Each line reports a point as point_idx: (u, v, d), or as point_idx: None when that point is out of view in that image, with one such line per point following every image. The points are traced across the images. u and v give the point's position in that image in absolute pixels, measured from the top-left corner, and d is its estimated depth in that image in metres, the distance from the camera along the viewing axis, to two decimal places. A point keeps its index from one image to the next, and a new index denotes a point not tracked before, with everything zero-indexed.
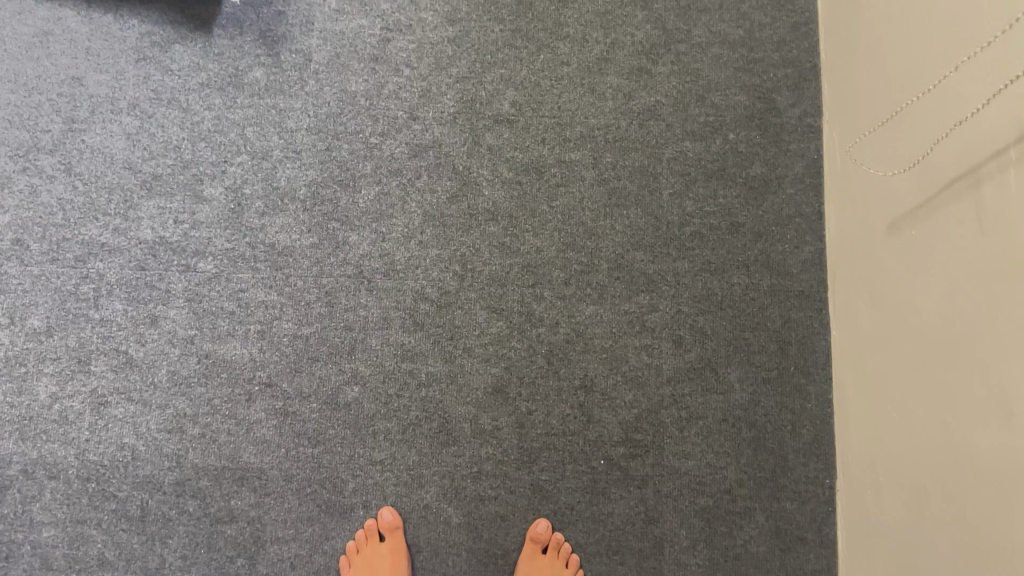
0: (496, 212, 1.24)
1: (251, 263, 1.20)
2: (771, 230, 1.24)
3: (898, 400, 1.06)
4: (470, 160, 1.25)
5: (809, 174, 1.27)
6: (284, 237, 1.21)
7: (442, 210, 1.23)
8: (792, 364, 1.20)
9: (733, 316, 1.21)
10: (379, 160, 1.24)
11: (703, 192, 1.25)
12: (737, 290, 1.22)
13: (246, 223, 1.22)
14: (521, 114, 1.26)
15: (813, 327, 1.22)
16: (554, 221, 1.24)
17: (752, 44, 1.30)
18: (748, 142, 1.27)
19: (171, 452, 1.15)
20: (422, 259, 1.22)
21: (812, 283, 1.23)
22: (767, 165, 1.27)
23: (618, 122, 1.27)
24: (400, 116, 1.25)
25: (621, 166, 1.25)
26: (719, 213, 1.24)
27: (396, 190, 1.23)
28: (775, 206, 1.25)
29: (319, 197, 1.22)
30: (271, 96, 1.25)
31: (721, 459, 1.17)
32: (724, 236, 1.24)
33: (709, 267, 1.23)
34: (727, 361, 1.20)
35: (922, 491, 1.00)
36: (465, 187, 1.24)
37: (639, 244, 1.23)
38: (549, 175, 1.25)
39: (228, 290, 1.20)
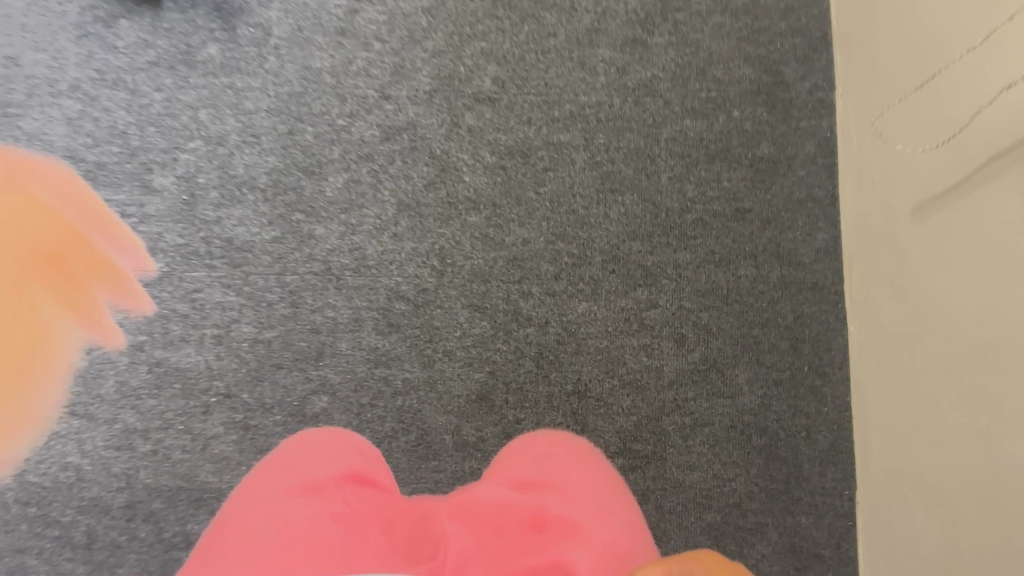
0: (478, 200, 1.12)
1: (207, 261, 1.09)
2: (781, 216, 1.13)
3: (930, 407, 0.94)
4: (449, 143, 1.13)
5: (821, 154, 1.16)
6: (243, 231, 1.09)
7: (418, 198, 1.11)
8: (806, 363, 1.10)
9: (740, 312, 1.10)
10: (347, 144, 1.12)
11: (705, 176, 1.13)
12: (744, 283, 1.11)
13: (200, 216, 1.10)
14: (505, 92, 1.14)
15: (828, 322, 1.11)
16: (541, 209, 1.12)
17: (757, 12, 1.19)
18: (755, 118, 1.16)
19: (120, 472, 1.03)
20: (396, 253, 1.10)
21: (826, 274, 1.12)
22: (775, 145, 1.15)
23: (611, 99, 1.15)
24: (370, 95, 1.13)
25: (615, 148, 1.14)
26: (724, 197, 1.13)
27: (367, 178, 1.11)
28: (784, 189, 1.14)
29: (281, 185, 1.11)
30: (227, 75, 1.13)
31: (729, 470, 1.06)
32: (729, 224, 1.12)
33: (713, 258, 1.11)
34: (734, 362, 1.09)
35: (958, 508, 0.89)
36: (443, 173, 1.12)
37: (636, 234, 1.12)
38: (536, 159, 1.13)
39: (181, 290, 1.08)
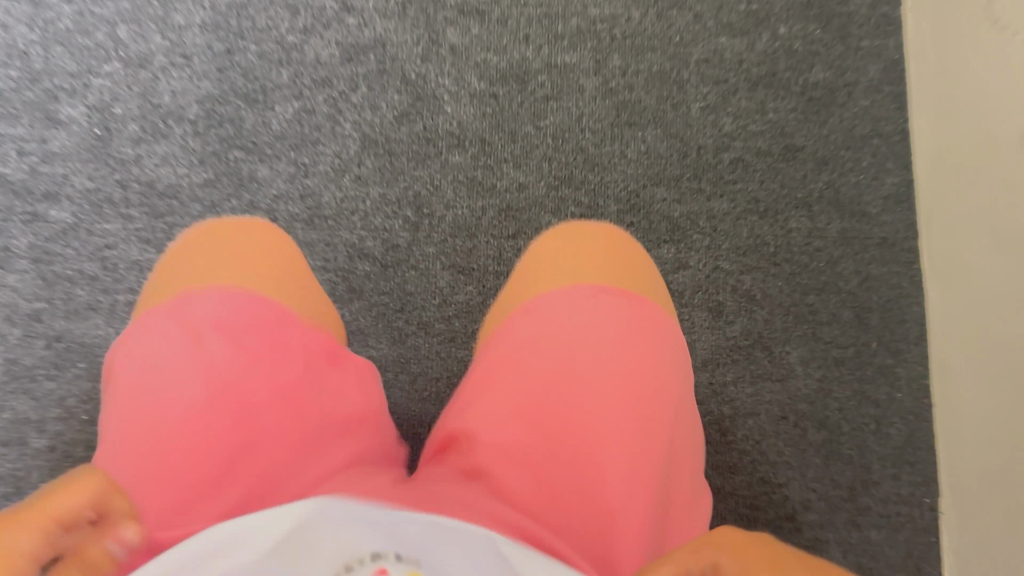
0: (463, 135, 0.90)
1: (122, 210, 0.87)
2: (841, 155, 0.90)
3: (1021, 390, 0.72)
4: (426, 66, 0.91)
5: (888, 80, 0.91)
6: (167, 172, 0.88)
7: (388, 132, 0.89)
8: (874, 339, 0.87)
9: (791, 274, 0.87)
10: (299, 66, 0.90)
11: (745, 105, 0.91)
12: (796, 238, 0.88)
13: (115, 155, 0.88)
14: (495, 4, 0.92)
15: (902, 288, 0.88)
16: (542, 147, 0.90)
17: None
18: (805, 36, 0.92)
19: (5, 474, 0.81)
20: (360, 199, 0.88)
21: (897, 229, 0.89)
22: (832, 70, 0.92)
23: (629, 13, 0.92)
24: (329, 8, 0.91)
25: (633, 71, 0.91)
26: (770, 131, 0.90)
27: (323, 108, 0.89)
28: (844, 122, 0.91)
29: (215, 116, 0.89)
30: None
31: (781, 473, 0.84)
32: (775, 165, 0.89)
33: (756, 208, 0.89)
34: (783, 338, 0.86)
35: None
36: (419, 102, 0.90)
37: (660, 177, 0.89)
38: (534, 86, 0.91)
39: (90, 246, 0.86)
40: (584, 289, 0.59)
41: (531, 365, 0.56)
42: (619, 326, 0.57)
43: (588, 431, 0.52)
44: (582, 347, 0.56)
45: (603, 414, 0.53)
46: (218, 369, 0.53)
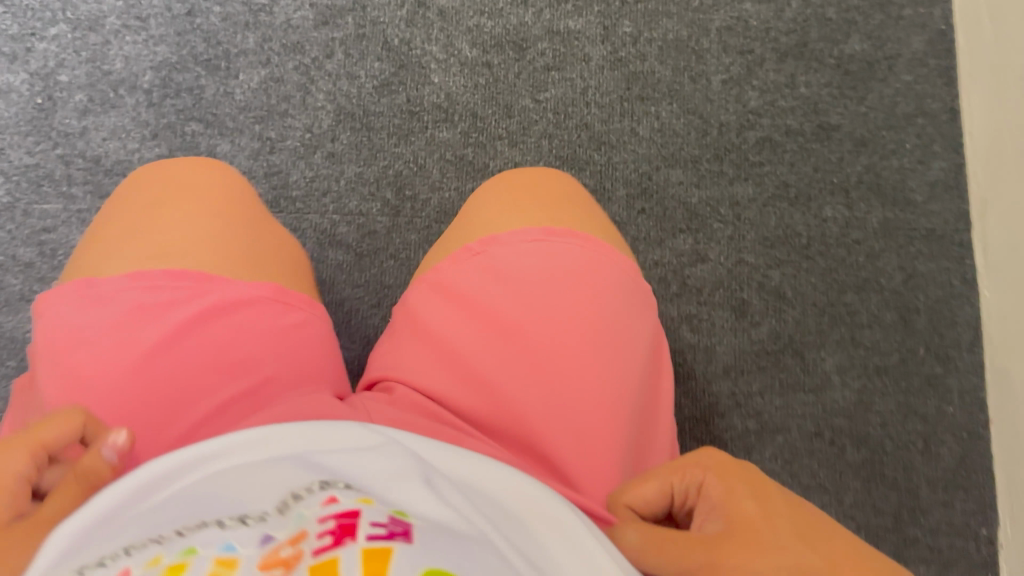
0: (451, 109, 0.79)
1: (64, 188, 0.77)
2: (881, 136, 0.79)
3: None
4: (411, 30, 0.80)
5: (934, 53, 0.81)
6: (115, 146, 0.77)
7: (367, 105, 0.79)
8: (921, 344, 0.75)
9: (825, 270, 0.76)
10: (267, 30, 0.80)
11: (773, 79, 0.80)
12: (831, 229, 0.77)
13: (58, 128, 0.78)
14: None
15: (952, 288, 0.76)
16: (542, 123, 0.79)
17: None
18: (841, 3, 0.82)
19: None
20: (333, 179, 0.77)
21: (945, 220, 0.77)
22: (871, 41, 0.81)
23: None
24: None
25: (646, 39, 0.80)
26: (801, 108, 0.79)
27: (294, 76, 0.79)
28: (885, 99, 0.80)
29: (172, 85, 0.78)
30: None
31: (814, 498, 0.72)
32: (808, 146, 0.79)
33: (786, 194, 0.78)
34: (817, 342, 0.75)
35: None
36: (402, 71, 0.80)
37: (676, 158, 0.79)
38: (534, 54, 0.80)
39: (27, 229, 0.76)
40: (534, 228, 0.53)
41: (487, 304, 0.50)
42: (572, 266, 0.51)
43: (543, 371, 0.47)
44: (541, 286, 0.50)
45: (569, 350, 0.48)
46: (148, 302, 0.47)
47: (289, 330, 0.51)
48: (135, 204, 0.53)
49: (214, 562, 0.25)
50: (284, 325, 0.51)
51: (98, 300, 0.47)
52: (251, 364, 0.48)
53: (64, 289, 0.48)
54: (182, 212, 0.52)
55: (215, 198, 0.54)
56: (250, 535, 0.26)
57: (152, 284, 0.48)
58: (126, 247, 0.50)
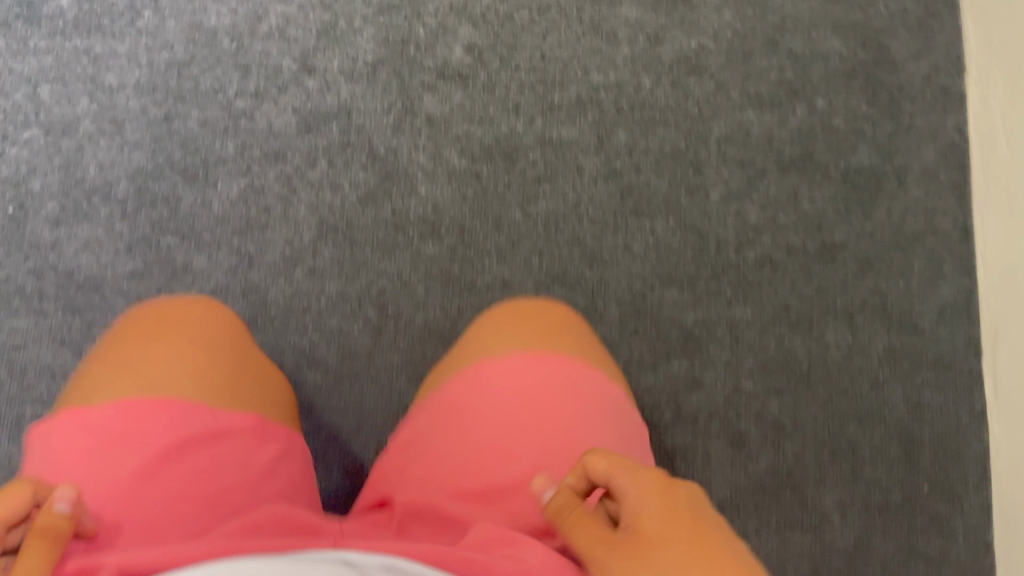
0: (438, 222, 0.76)
1: (34, 303, 0.74)
2: (888, 255, 0.75)
3: None
4: (397, 138, 0.77)
5: (945, 165, 0.77)
6: (87, 259, 0.74)
7: (350, 217, 0.76)
8: (926, 480, 0.71)
9: (827, 399, 0.72)
10: (247, 136, 0.77)
11: (774, 193, 0.76)
12: (834, 355, 0.73)
13: (30, 239, 0.75)
14: (483, 67, 0.78)
15: (960, 420, 0.73)
16: (532, 238, 0.76)
17: None
18: (848, 111, 0.78)
19: None
20: (313, 296, 0.74)
21: (955, 346, 0.74)
22: (879, 151, 0.77)
23: (638, 80, 0.78)
24: (286, 67, 0.78)
25: (642, 150, 0.77)
26: (804, 224, 0.76)
27: (275, 186, 0.76)
28: (893, 215, 0.76)
29: (148, 195, 0.76)
30: (82, 36, 0.79)
31: None
32: (810, 265, 0.75)
33: (787, 316, 0.74)
34: (817, 478, 0.71)
35: None
36: (388, 181, 0.77)
37: (671, 276, 0.75)
38: (524, 164, 0.77)
39: None
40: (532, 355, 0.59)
41: (495, 418, 0.56)
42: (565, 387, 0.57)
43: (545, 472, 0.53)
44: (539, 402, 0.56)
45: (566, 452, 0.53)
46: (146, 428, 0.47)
47: (261, 469, 0.51)
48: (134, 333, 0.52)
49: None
50: (257, 462, 0.51)
51: (89, 428, 0.46)
52: (229, 500, 0.49)
53: (58, 418, 0.47)
54: (169, 348, 0.51)
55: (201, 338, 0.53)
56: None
57: (140, 412, 0.48)
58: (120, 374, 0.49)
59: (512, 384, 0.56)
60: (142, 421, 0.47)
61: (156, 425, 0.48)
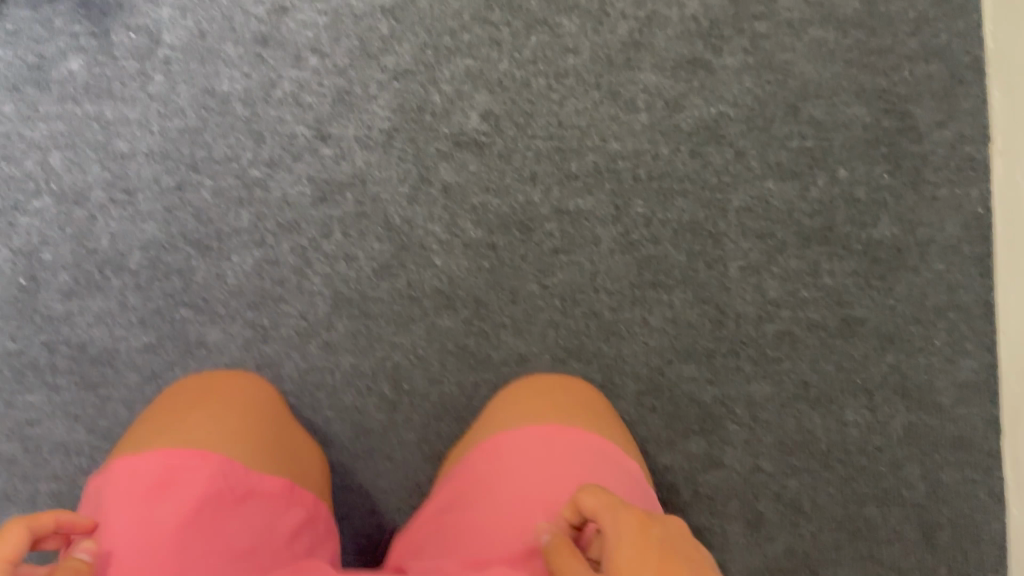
0: (453, 295, 0.75)
1: (47, 378, 0.73)
2: (909, 331, 0.74)
3: None
4: (413, 208, 0.76)
5: (968, 238, 0.76)
6: (100, 333, 0.74)
7: (365, 290, 0.75)
8: (943, 562, 0.72)
9: (844, 479, 0.72)
10: (262, 206, 0.76)
11: (795, 266, 0.75)
12: (852, 434, 0.73)
13: (42, 311, 0.74)
14: (500, 134, 0.78)
15: (978, 501, 0.72)
16: (548, 311, 0.75)
17: (874, 23, 0.79)
18: (871, 181, 0.77)
19: None
20: (328, 371, 0.74)
21: (975, 426, 0.73)
22: (901, 223, 0.76)
23: (657, 148, 0.77)
24: (301, 134, 0.77)
25: (660, 221, 0.76)
26: (824, 299, 0.75)
27: (290, 257, 0.75)
28: (915, 289, 0.75)
29: (161, 267, 0.75)
30: (92, 101, 0.78)
31: None
32: (830, 341, 0.74)
33: (806, 394, 0.73)
34: (834, 559, 0.72)
35: None
36: (403, 252, 0.76)
37: (688, 352, 0.74)
38: (541, 235, 0.76)
39: (10, 422, 0.73)
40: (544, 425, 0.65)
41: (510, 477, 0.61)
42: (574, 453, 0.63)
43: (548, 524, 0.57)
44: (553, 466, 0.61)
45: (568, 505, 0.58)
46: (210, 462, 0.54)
47: (288, 533, 0.58)
48: (189, 404, 0.60)
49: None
50: (290, 524, 0.58)
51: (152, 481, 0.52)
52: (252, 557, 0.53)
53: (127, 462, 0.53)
54: (211, 409, 0.60)
55: (252, 406, 0.63)
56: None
57: (190, 465, 0.53)
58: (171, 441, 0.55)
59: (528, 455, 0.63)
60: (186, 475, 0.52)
61: (196, 478, 0.53)
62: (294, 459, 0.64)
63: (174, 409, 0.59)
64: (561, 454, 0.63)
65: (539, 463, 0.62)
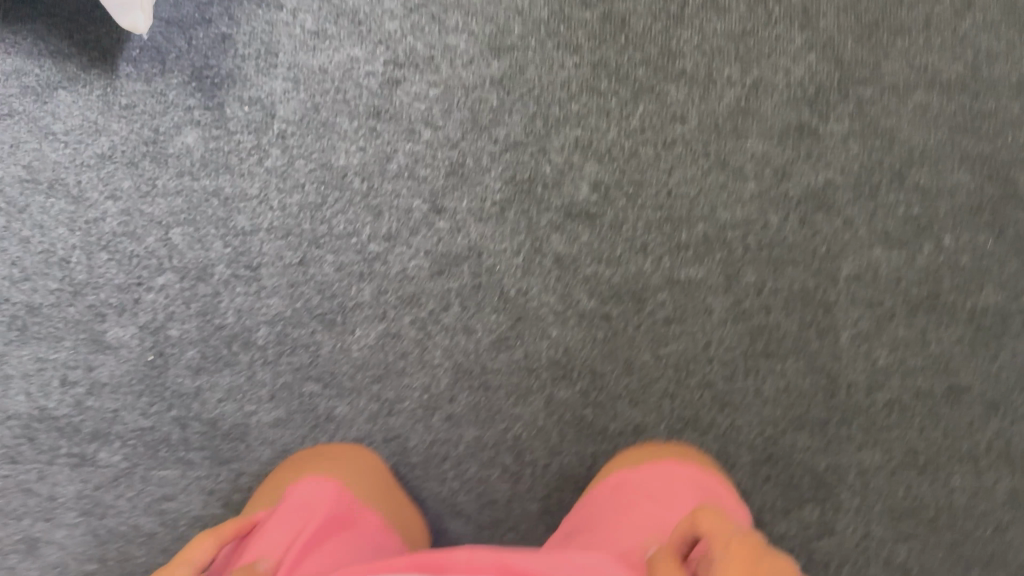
0: (570, 366, 0.77)
1: (181, 453, 0.76)
2: (1012, 398, 0.77)
3: None
4: (528, 280, 0.78)
5: None
6: (231, 407, 0.76)
7: (484, 362, 0.77)
8: None
9: (952, 543, 0.75)
10: (382, 281, 0.78)
11: (903, 334, 0.77)
12: (959, 499, 0.76)
13: (172, 387, 0.77)
14: (610, 204, 0.79)
15: None
16: (663, 381, 0.77)
17: (977, 87, 0.80)
18: (975, 248, 0.78)
19: None
20: (452, 443, 0.76)
21: None
22: (1005, 291, 0.78)
23: (765, 217, 0.78)
24: (417, 207, 0.79)
25: (770, 290, 0.77)
26: (931, 367, 0.77)
27: (410, 331, 0.77)
28: (1018, 356, 0.77)
29: (287, 342, 0.77)
30: (209, 175, 0.79)
31: None
32: (936, 409, 0.76)
33: (915, 461, 0.76)
34: None
35: None
36: (520, 324, 0.78)
37: (800, 422, 0.76)
38: (653, 305, 0.78)
39: (147, 498, 0.76)
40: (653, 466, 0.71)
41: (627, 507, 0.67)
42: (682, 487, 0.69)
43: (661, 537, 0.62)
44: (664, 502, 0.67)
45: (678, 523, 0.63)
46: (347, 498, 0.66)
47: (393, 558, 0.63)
48: (320, 464, 0.71)
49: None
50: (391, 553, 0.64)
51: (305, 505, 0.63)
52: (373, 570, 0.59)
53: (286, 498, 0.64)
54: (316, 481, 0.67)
55: (343, 462, 0.72)
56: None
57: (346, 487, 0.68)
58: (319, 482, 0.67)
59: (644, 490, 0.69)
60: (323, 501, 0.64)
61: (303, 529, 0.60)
62: (392, 511, 0.70)
63: (275, 489, 0.68)
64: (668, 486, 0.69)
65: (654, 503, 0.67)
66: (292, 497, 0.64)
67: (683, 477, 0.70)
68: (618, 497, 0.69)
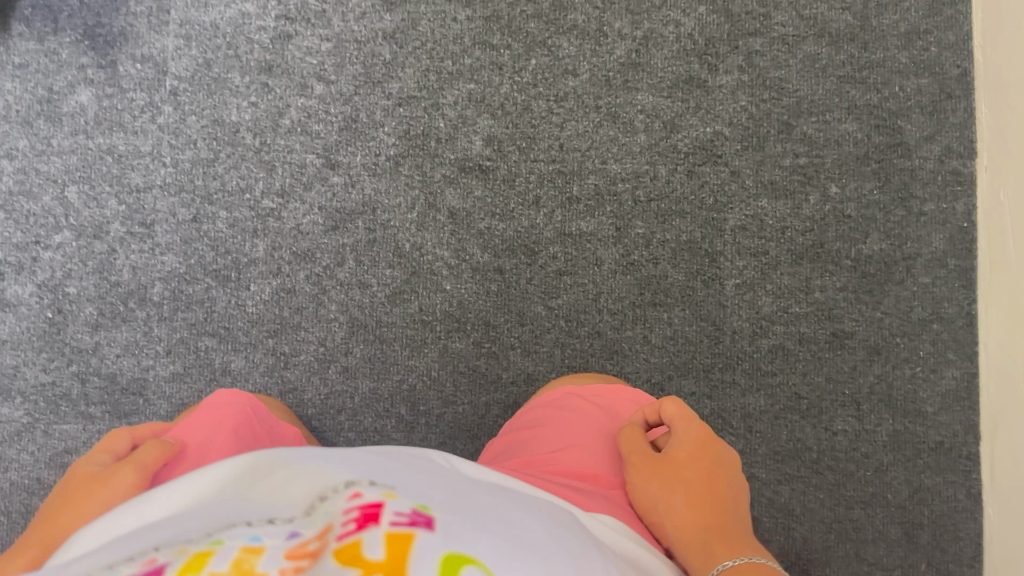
0: (463, 318, 0.79)
1: (81, 408, 0.77)
2: (894, 344, 0.78)
3: None
4: (422, 234, 0.79)
5: (954, 253, 0.78)
6: (129, 362, 0.78)
7: (378, 315, 0.78)
8: (925, 560, 0.76)
9: (834, 485, 0.77)
10: (276, 237, 0.79)
11: (788, 282, 0.79)
12: (842, 442, 0.78)
13: (71, 343, 0.78)
14: (503, 158, 0.80)
15: (957, 501, 0.77)
16: (555, 331, 0.78)
17: (866, 37, 0.81)
18: (860, 197, 0.79)
19: None
20: (348, 395, 0.78)
21: (954, 432, 0.78)
22: (889, 239, 0.79)
23: (654, 168, 0.80)
24: (310, 162, 0.80)
25: (659, 241, 0.79)
26: (814, 314, 0.78)
27: (304, 285, 0.79)
28: (901, 303, 0.78)
29: (183, 297, 0.78)
30: (104, 134, 0.79)
31: None
32: (820, 355, 0.78)
33: (798, 405, 0.78)
34: (824, 560, 0.76)
35: None
36: (414, 278, 0.79)
37: (687, 368, 0.78)
38: (545, 258, 0.79)
39: (47, 452, 0.76)
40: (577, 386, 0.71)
41: (567, 408, 0.65)
42: (611, 394, 0.68)
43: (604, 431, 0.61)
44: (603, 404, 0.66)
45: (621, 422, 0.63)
46: (258, 409, 0.65)
47: None
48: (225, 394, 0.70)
49: (244, 551, 0.28)
50: None
51: (213, 409, 0.61)
52: None
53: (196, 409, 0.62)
54: (223, 394, 0.65)
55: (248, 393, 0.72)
56: (281, 532, 0.29)
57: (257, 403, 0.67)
58: (224, 395, 0.65)
59: (582, 397, 0.67)
60: (228, 406, 0.62)
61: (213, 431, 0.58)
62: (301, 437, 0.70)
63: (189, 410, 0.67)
64: (603, 394, 0.68)
65: (591, 402, 0.66)
66: (204, 404, 0.63)
67: (611, 388, 0.69)
68: (552, 403, 0.67)
